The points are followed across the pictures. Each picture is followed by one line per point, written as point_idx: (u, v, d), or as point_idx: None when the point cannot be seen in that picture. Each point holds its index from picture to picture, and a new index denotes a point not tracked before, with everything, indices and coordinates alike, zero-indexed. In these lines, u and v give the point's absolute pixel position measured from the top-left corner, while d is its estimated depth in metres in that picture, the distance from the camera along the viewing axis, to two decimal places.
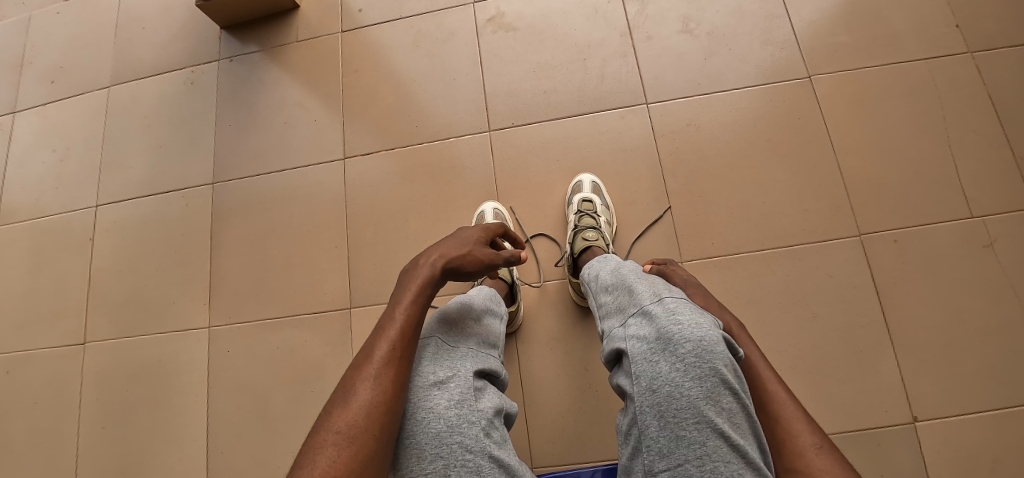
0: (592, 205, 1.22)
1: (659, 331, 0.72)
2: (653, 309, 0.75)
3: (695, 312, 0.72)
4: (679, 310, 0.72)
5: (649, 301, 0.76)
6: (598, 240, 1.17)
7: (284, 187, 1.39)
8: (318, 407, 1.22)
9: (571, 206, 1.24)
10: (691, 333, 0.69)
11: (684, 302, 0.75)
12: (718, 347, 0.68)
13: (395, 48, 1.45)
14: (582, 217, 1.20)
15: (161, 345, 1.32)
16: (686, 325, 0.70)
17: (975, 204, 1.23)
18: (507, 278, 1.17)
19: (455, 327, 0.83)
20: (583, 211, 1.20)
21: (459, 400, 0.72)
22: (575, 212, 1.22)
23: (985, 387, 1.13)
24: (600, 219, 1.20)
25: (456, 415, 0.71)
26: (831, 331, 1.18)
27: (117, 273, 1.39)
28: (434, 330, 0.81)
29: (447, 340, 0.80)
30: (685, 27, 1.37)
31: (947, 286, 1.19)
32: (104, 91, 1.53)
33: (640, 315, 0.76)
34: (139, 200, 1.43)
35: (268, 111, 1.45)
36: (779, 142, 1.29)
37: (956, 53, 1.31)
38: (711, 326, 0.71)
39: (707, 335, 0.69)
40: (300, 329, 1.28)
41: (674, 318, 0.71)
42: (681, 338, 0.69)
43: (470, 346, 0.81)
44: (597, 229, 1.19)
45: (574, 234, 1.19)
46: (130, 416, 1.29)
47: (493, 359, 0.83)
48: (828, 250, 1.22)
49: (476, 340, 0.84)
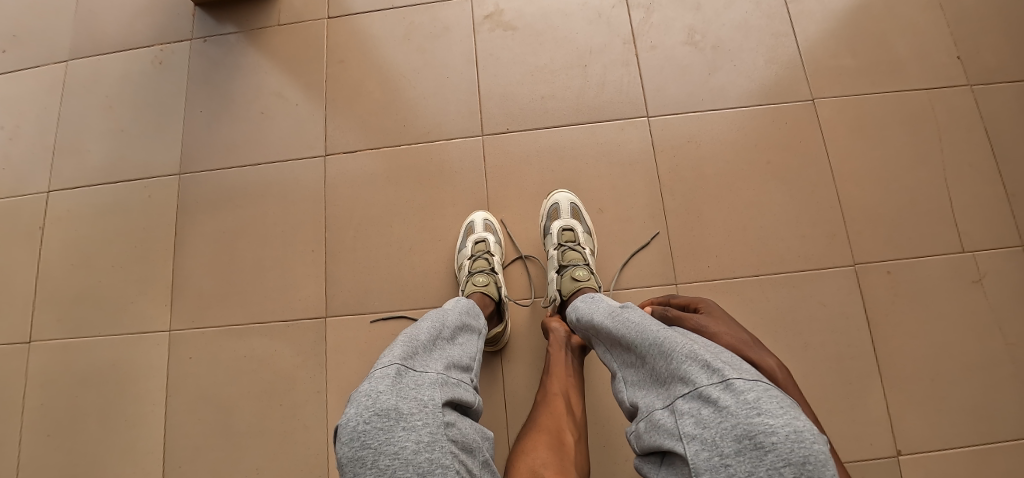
0: (575, 234, 1.16)
1: (740, 442, 0.55)
2: (725, 404, 0.57)
3: (782, 410, 0.55)
4: (762, 408, 0.55)
5: (715, 389, 0.59)
6: (590, 278, 1.09)
7: (259, 182, 1.29)
8: (287, 422, 1.14)
9: (552, 237, 1.17)
10: (789, 452, 0.52)
11: (762, 388, 0.58)
12: (824, 469, 0.52)
13: (384, 39, 1.36)
14: (566, 251, 1.14)
15: (116, 348, 1.22)
16: (780, 438, 0.53)
17: (967, 238, 1.22)
18: (494, 295, 1.10)
19: (420, 351, 0.76)
20: (566, 244, 1.15)
21: (429, 442, 0.65)
22: (557, 246, 1.16)
23: (966, 422, 1.13)
24: (585, 251, 1.15)
25: (427, 460, 0.64)
26: (821, 361, 1.16)
27: (70, 266, 1.28)
28: (397, 359, 0.73)
29: (412, 369, 0.73)
30: (690, 38, 1.33)
31: (936, 320, 1.18)
32: (61, 65, 1.39)
33: (702, 408, 0.59)
34: (97, 188, 1.32)
35: (244, 99, 1.35)
36: (778, 165, 1.26)
37: (956, 85, 1.29)
38: (809, 432, 0.54)
39: (811, 455, 0.52)
40: (270, 337, 1.19)
41: (757, 423, 0.54)
42: (775, 461, 0.53)
43: (439, 372, 0.75)
44: (586, 265, 1.12)
45: (562, 272, 1.12)
46: (79, 424, 1.19)
47: (463, 388, 0.77)
48: (822, 278, 1.20)
49: (444, 366, 0.77)
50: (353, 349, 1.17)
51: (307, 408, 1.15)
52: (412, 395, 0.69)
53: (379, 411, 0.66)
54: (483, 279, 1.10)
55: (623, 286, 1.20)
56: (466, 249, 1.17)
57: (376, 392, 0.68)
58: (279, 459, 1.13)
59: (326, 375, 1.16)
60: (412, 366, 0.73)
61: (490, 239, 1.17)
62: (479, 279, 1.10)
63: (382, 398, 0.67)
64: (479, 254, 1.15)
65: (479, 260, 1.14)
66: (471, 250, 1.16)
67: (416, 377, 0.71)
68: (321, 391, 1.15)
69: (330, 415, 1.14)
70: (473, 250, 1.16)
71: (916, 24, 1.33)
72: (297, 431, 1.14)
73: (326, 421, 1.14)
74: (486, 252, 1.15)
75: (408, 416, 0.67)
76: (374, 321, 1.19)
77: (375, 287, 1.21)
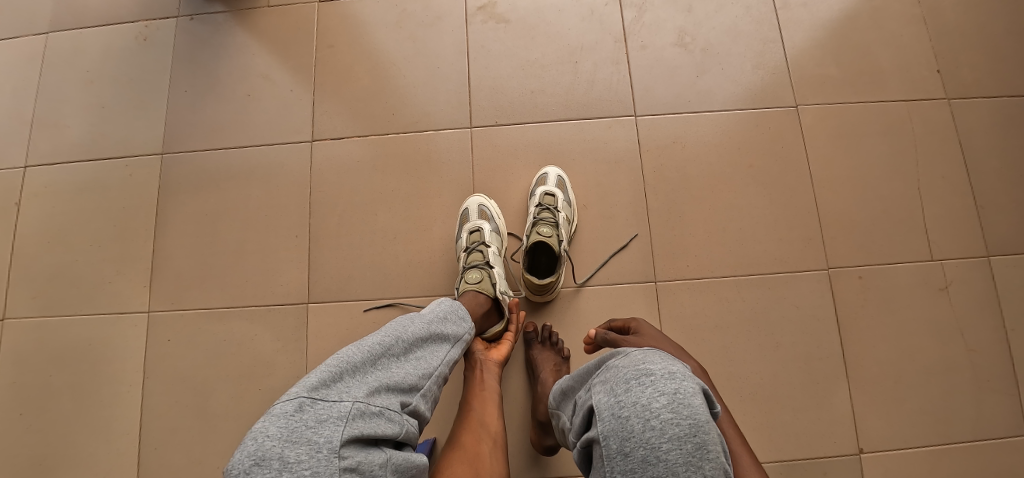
0: (554, 199, 1.19)
1: (627, 381, 0.61)
2: (619, 361, 0.65)
3: (663, 360, 0.63)
4: (648, 359, 0.63)
5: (614, 356, 0.68)
6: (552, 236, 1.15)
7: (243, 164, 1.28)
8: (264, 405, 1.15)
9: (533, 199, 1.21)
10: (664, 385, 0.59)
11: (652, 351, 0.67)
12: (695, 400, 0.58)
13: (376, 26, 1.36)
14: (542, 210, 1.18)
15: (92, 328, 1.21)
16: (658, 374, 0.60)
17: (936, 247, 1.26)
18: (489, 292, 1.07)
19: (340, 376, 0.66)
20: (544, 205, 1.18)
21: None
22: (535, 205, 1.19)
23: (925, 424, 1.17)
24: (559, 214, 1.17)
25: None
26: (792, 360, 1.19)
27: (44, 244, 1.26)
28: (304, 389, 0.63)
29: (319, 400, 0.63)
30: (680, 40, 1.35)
31: (903, 325, 1.22)
32: (41, 37, 1.36)
33: (604, 372, 0.66)
34: (76, 165, 1.29)
35: (229, 80, 1.33)
36: (760, 169, 1.29)
37: (934, 98, 1.33)
38: (684, 375, 0.61)
39: (681, 387, 0.59)
40: (250, 321, 1.19)
41: (644, 367, 0.62)
42: (652, 391, 0.59)
43: (354, 402, 0.64)
44: (554, 225, 1.17)
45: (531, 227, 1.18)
46: (52, 403, 1.18)
47: (385, 420, 0.66)
48: (797, 281, 1.23)
49: (365, 393, 0.66)
50: (333, 334, 1.17)
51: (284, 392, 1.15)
52: (307, 438, 0.59)
53: (262, 458, 0.57)
54: (476, 275, 1.08)
55: (604, 282, 1.21)
56: (462, 241, 1.17)
57: (265, 436, 0.59)
58: None
59: (306, 360, 1.16)
60: (328, 396, 0.64)
61: (483, 229, 1.16)
62: (472, 276, 1.08)
63: (267, 443, 0.58)
64: (473, 247, 1.15)
65: (473, 253, 1.14)
66: (466, 241, 1.16)
67: (320, 411, 0.62)
68: (299, 376, 1.16)
69: None
70: (468, 241, 1.16)
71: (899, 37, 1.37)
72: None
73: None
74: (480, 243, 1.15)
75: (293, 465, 0.57)
76: (368, 308, 1.19)
77: (357, 275, 1.21)
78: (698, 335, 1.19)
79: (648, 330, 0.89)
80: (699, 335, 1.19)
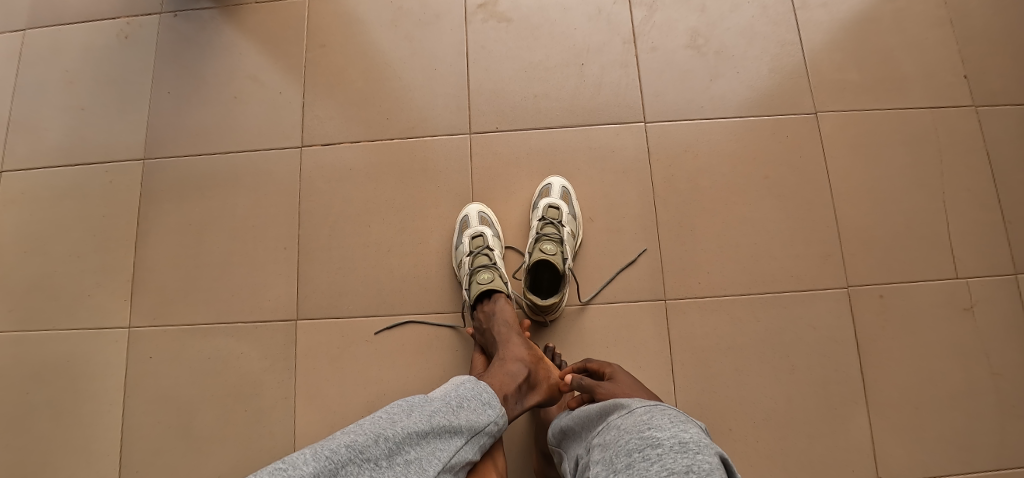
0: (559, 213, 1.13)
1: (631, 454, 0.58)
2: (624, 424, 0.63)
3: (671, 424, 0.60)
4: (654, 424, 0.60)
5: (619, 416, 0.65)
6: (557, 253, 1.08)
7: (230, 171, 1.21)
8: (249, 428, 1.08)
9: (536, 211, 1.15)
10: (673, 461, 0.54)
11: (660, 409, 0.64)
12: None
13: (371, 24, 1.28)
14: (546, 225, 1.12)
15: (70, 344, 1.15)
16: (666, 448, 0.56)
17: (961, 265, 1.19)
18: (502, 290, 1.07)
19: None
20: (548, 219, 1.12)
21: None
22: (539, 220, 1.13)
23: (948, 452, 1.10)
24: (563, 230, 1.12)
25: None
26: (808, 385, 1.12)
27: (21, 254, 1.20)
28: None
29: None
30: (693, 42, 1.27)
31: (925, 347, 1.15)
32: (18, 34, 1.29)
33: (608, 438, 0.63)
34: (54, 170, 1.23)
35: (215, 81, 1.26)
36: (775, 180, 1.22)
37: (961, 105, 1.25)
38: (697, 444, 0.56)
39: (692, 464, 0.54)
40: (237, 339, 1.13)
41: (648, 435, 0.59)
42: (659, 469, 0.54)
43: None
44: (559, 241, 1.10)
45: (535, 243, 1.11)
46: (28, 423, 1.12)
47: None
48: (814, 299, 1.16)
49: None
50: (324, 353, 1.11)
51: (272, 414, 1.09)
52: None
53: None
54: (487, 276, 1.07)
55: (609, 300, 1.15)
56: (463, 246, 1.12)
57: None
58: (239, 466, 1.07)
59: (295, 380, 1.10)
60: None
61: (487, 232, 1.12)
62: (482, 277, 1.06)
63: None
64: (478, 250, 1.10)
65: (480, 256, 1.10)
66: (470, 246, 1.11)
67: None
68: (289, 396, 1.09)
69: (297, 422, 1.08)
70: (472, 245, 1.10)
71: (924, 40, 1.29)
72: (260, 439, 1.08)
73: (292, 429, 1.08)
74: (485, 247, 1.10)
75: None
76: (379, 332, 1.12)
77: (349, 290, 1.14)
78: (709, 357, 1.13)
79: (621, 375, 0.87)
80: (709, 357, 1.13)
